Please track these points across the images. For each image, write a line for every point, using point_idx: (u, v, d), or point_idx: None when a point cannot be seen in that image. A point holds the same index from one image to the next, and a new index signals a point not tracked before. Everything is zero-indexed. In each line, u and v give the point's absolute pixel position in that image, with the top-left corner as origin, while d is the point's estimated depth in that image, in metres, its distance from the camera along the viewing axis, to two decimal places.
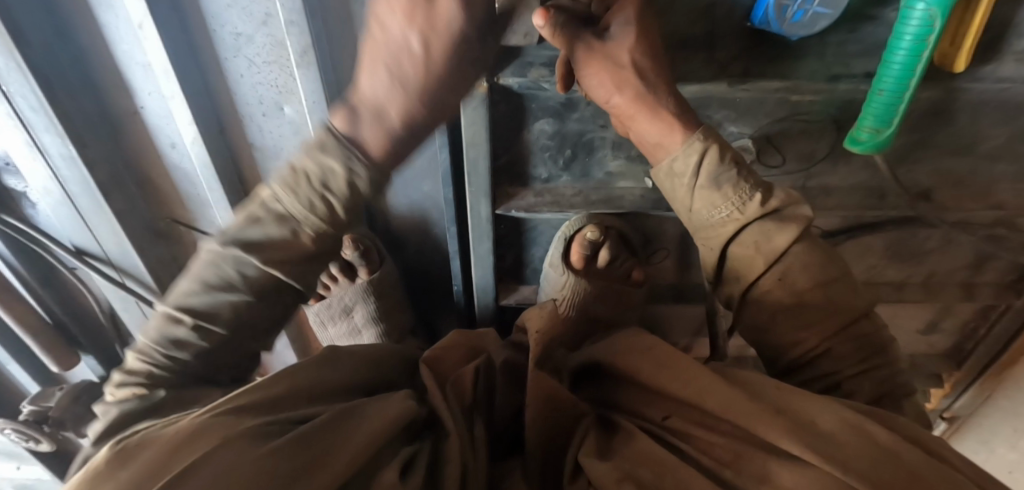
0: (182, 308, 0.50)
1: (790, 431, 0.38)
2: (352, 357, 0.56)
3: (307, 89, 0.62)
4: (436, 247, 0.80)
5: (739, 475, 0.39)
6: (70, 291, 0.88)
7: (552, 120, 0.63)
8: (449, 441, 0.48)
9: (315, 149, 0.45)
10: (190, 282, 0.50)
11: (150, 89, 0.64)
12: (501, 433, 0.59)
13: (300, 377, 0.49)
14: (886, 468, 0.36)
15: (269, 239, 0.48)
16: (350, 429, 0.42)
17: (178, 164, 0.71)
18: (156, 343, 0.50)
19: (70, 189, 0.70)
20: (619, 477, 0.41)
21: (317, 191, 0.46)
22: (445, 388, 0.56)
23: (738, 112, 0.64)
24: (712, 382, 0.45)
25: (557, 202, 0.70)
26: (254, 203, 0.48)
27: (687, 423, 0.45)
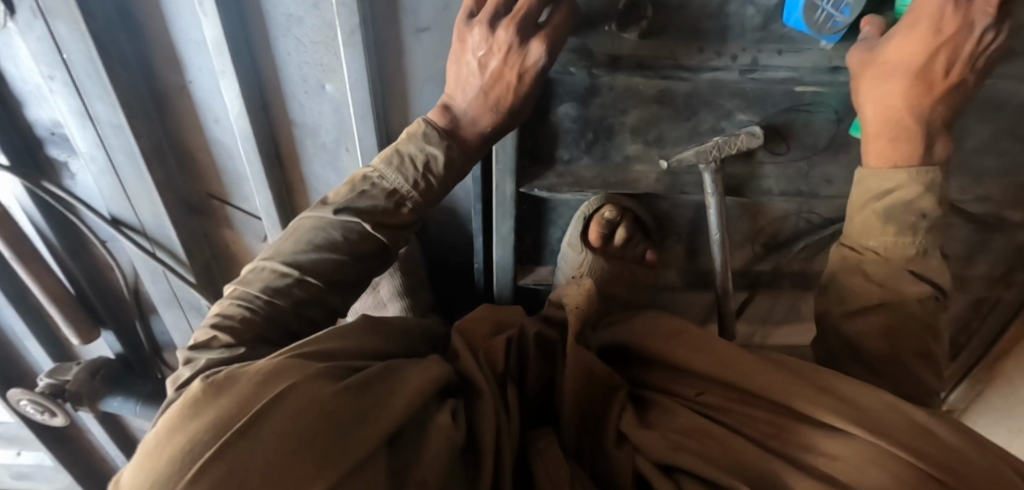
0: (286, 259, 0.57)
1: (838, 411, 0.42)
2: (388, 324, 0.59)
3: (350, 69, 0.65)
4: (459, 227, 0.83)
5: (786, 445, 0.43)
6: (97, 265, 0.90)
7: (576, 103, 0.68)
8: (483, 401, 0.51)
9: (420, 138, 0.58)
10: (301, 240, 0.58)
11: (201, 65, 0.68)
12: (530, 401, 0.60)
13: (339, 332, 0.52)
14: (917, 435, 0.40)
15: (375, 208, 0.58)
16: (395, 381, 0.46)
17: (219, 138, 0.75)
18: (260, 290, 0.56)
19: (115, 158, 0.73)
20: (672, 447, 0.45)
21: (420, 171, 0.58)
22: (482, 354, 0.58)
23: (747, 101, 0.68)
24: (754, 364, 0.48)
25: (577, 183, 0.74)
26: (358, 177, 0.60)
27: (724, 400, 0.48)
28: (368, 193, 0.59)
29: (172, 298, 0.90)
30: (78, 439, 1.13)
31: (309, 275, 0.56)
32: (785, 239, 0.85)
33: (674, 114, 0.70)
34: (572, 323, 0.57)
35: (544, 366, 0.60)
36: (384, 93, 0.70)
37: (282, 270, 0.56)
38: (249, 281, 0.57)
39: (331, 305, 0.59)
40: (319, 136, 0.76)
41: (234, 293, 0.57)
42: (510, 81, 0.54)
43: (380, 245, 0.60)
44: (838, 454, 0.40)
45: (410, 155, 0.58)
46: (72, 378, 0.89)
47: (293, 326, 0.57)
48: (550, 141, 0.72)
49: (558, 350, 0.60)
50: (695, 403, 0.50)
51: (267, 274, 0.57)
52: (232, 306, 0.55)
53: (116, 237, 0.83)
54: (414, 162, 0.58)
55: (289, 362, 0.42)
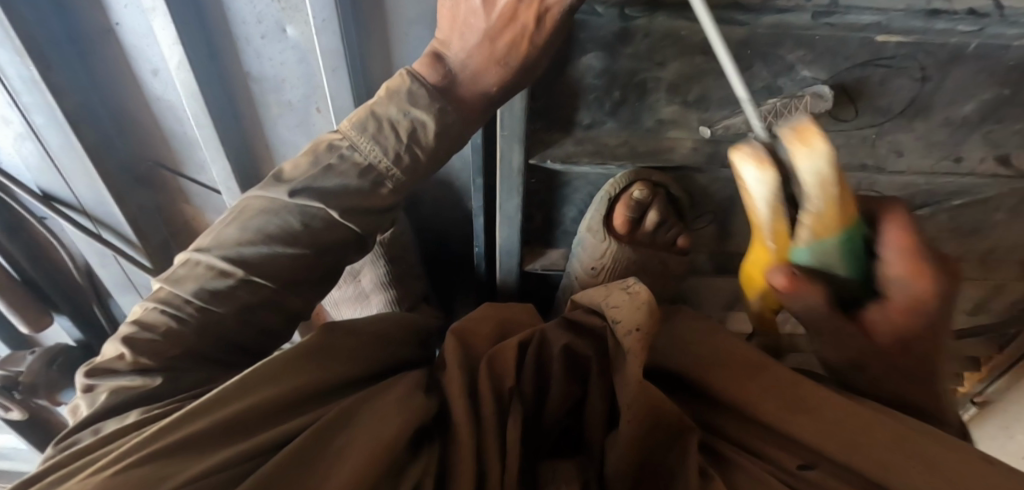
0: (225, 253, 0.45)
1: None
2: (353, 334, 0.47)
3: (314, 6, 0.50)
4: (456, 205, 0.71)
5: None
6: (39, 243, 0.79)
7: (602, 55, 0.54)
8: (461, 452, 0.40)
9: (403, 98, 0.45)
10: (247, 228, 0.46)
11: (126, 2, 0.53)
12: (548, 429, 0.47)
13: (268, 376, 0.39)
14: None
15: (347, 189, 0.46)
16: (309, 478, 0.33)
17: (162, 96, 0.62)
18: (193, 294, 0.44)
19: (35, 121, 0.60)
20: None
21: (404, 143, 0.46)
22: (486, 367, 0.45)
23: (815, 55, 0.54)
24: (879, 439, 0.35)
25: (599, 153, 0.62)
26: (323, 146, 0.47)
27: (833, 478, 0.36)
28: (335, 168, 0.46)
29: (129, 281, 0.80)
30: (50, 423, 1.06)
31: (256, 275, 0.45)
32: None
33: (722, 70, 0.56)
34: (629, 361, 0.38)
35: (570, 385, 0.47)
36: (360, 39, 0.56)
37: (221, 267, 0.45)
38: (179, 280, 0.45)
39: (296, 310, 0.48)
40: (283, 92, 0.62)
41: (158, 294, 0.45)
42: (527, 25, 0.41)
43: (350, 236, 0.48)
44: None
45: (390, 121, 0.45)
46: (24, 369, 0.80)
47: (238, 339, 0.47)
48: (567, 103, 0.59)
49: (592, 368, 0.45)
50: (790, 475, 0.38)
51: (202, 271, 0.45)
52: (155, 311, 0.44)
53: (52, 214, 0.71)
54: (395, 130, 0.45)
55: (122, 479, 0.29)
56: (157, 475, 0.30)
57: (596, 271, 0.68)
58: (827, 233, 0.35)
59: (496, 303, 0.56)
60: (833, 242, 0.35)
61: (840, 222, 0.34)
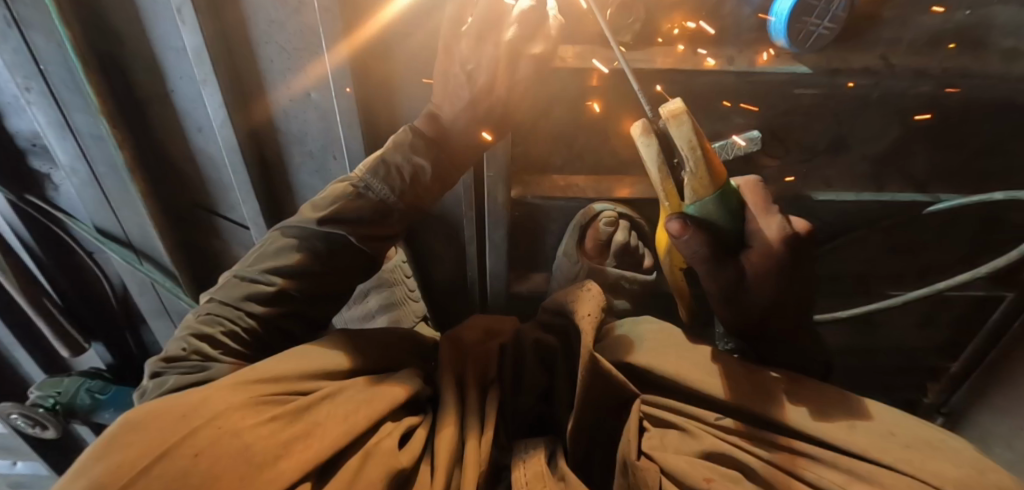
0: (266, 269, 0.54)
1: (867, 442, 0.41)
2: (364, 338, 0.57)
3: (336, 77, 0.64)
4: (451, 236, 0.82)
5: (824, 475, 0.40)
6: (84, 275, 0.89)
7: (569, 109, 0.66)
8: (446, 413, 0.48)
9: (406, 148, 0.56)
10: (284, 251, 0.55)
11: (181, 74, 0.66)
12: (522, 413, 0.54)
13: (306, 352, 0.49)
14: (954, 467, 0.39)
15: (362, 218, 0.56)
16: (344, 404, 0.43)
17: (203, 148, 0.74)
18: (241, 301, 0.53)
19: (97, 169, 0.72)
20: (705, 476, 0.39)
21: (407, 182, 0.57)
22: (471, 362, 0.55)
23: (744, 104, 0.67)
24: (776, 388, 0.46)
25: (569, 188, 0.73)
26: (340, 187, 0.56)
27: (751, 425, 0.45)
28: (360, 201, 0.56)
29: (162, 307, 0.90)
30: (71, 450, 1.12)
31: (292, 288, 0.55)
32: None
33: None
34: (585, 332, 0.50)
35: (540, 373, 0.56)
36: (371, 100, 0.69)
37: (263, 281, 0.54)
38: (228, 292, 0.54)
39: (312, 318, 0.58)
40: (306, 143, 0.74)
41: (210, 304, 0.54)
42: (501, 94, 0.54)
43: (362, 259, 0.58)
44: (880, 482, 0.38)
45: (397, 165, 0.56)
46: (63, 389, 0.89)
47: (268, 341, 0.55)
48: (544, 149, 0.71)
49: (559, 358, 0.56)
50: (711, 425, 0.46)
51: (247, 284, 0.54)
52: (206, 322, 0.52)
53: (102, 248, 0.82)
54: (401, 173, 0.56)
55: (214, 391, 0.39)
56: (236, 390, 0.40)
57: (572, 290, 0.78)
58: (706, 193, 0.42)
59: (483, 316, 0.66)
60: (711, 200, 0.42)
61: (714, 181, 0.41)
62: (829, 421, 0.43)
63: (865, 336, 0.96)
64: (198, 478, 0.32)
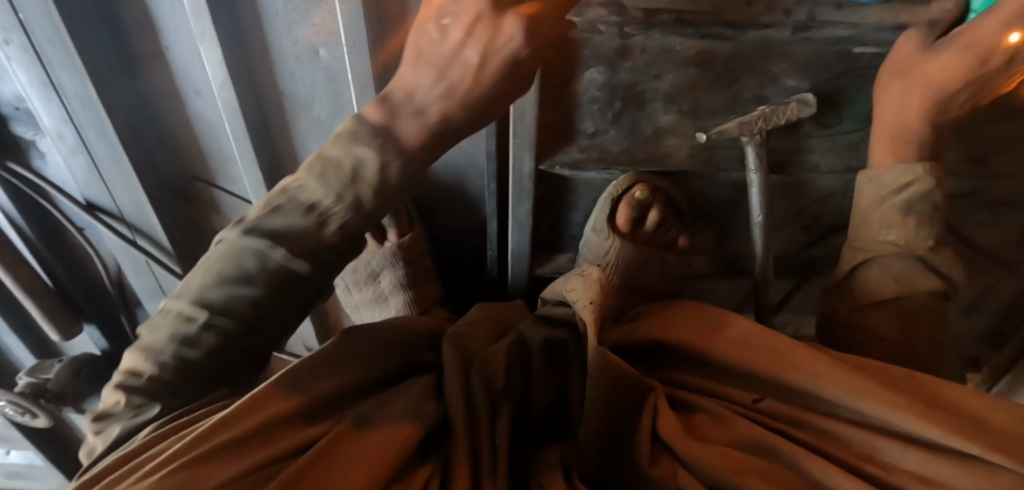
0: (203, 289, 0.49)
1: (925, 417, 0.35)
2: (368, 339, 0.52)
3: (347, 30, 0.57)
4: (469, 212, 0.76)
5: (884, 471, 0.36)
6: (76, 254, 0.84)
7: (604, 69, 0.60)
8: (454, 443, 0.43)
9: (345, 139, 0.46)
10: (213, 270, 0.48)
11: (177, 28, 0.60)
12: (537, 419, 0.50)
13: (292, 381, 0.44)
14: None
15: (292, 228, 0.47)
16: (334, 462, 0.37)
17: (202, 113, 0.68)
18: (181, 327, 0.50)
19: (86, 135, 0.65)
20: (732, 468, 0.37)
21: (347, 182, 0.46)
22: (478, 369, 0.48)
23: (797, 65, 0.61)
24: (820, 364, 0.41)
25: (603, 159, 0.67)
26: (276, 192, 0.49)
27: (790, 411, 0.42)
28: (358, 207, 0.47)
29: (159, 288, 0.84)
30: (66, 439, 1.07)
31: (233, 308, 0.49)
32: (836, 225, 0.76)
33: (714, 81, 0.62)
34: (590, 328, 0.46)
35: (552, 377, 0.51)
36: (386, 59, 0.62)
37: (202, 304, 0.49)
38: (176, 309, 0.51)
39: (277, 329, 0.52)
40: (313, 108, 0.68)
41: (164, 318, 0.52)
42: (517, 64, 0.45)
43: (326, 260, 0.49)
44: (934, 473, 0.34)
45: (335, 160, 0.47)
46: (53, 376, 0.83)
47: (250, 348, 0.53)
48: (574, 115, 0.65)
49: (569, 350, 0.52)
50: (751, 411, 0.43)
51: (183, 308, 0.50)
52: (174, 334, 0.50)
53: (93, 224, 0.76)
54: (338, 169, 0.46)
55: (175, 479, 0.34)
56: (197, 479, 0.34)
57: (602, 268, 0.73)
58: None
59: (493, 305, 0.64)
60: None
61: None
62: (879, 395, 0.38)
63: None
64: None
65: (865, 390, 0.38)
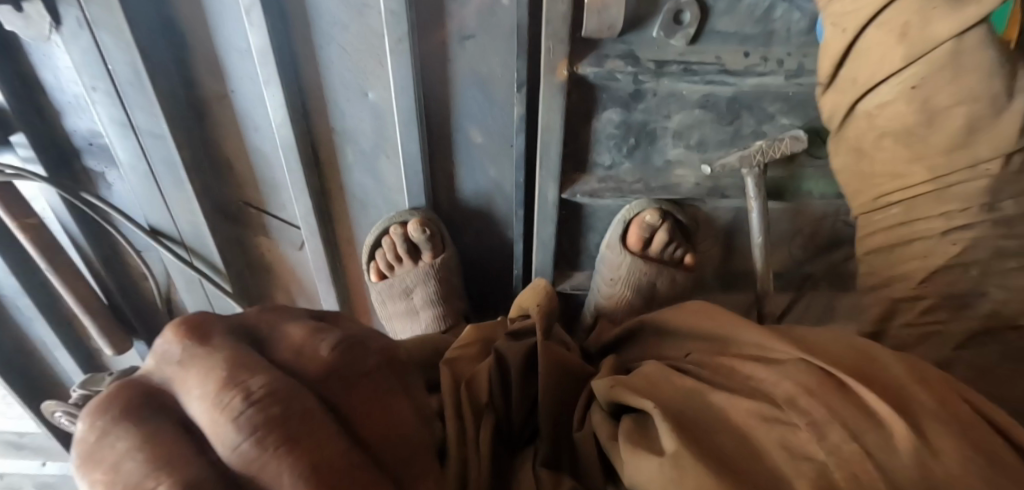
0: None
1: (821, 358, 0.33)
2: (401, 358, 0.49)
3: (396, 76, 0.65)
4: (496, 234, 0.83)
5: (735, 440, 0.31)
6: (130, 275, 0.90)
7: (619, 109, 0.69)
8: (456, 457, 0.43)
9: None
10: None
11: (243, 73, 0.68)
12: (518, 432, 0.51)
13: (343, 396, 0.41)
14: (892, 430, 0.27)
15: None
16: None
17: (259, 147, 0.75)
18: None
19: (155, 168, 0.73)
20: (612, 384, 0.40)
21: None
22: (465, 384, 0.49)
23: (790, 105, 0.69)
24: (757, 333, 0.38)
25: (619, 188, 0.75)
26: None
27: (704, 354, 0.42)
28: None
29: (206, 305, 0.91)
30: None
31: None
32: (831, 245, 0.83)
33: (717, 118, 0.71)
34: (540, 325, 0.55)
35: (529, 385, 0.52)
36: (428, 100, 0.70)
37: None
38: None
39: None
40: (359, 141, 0.75)
41: None
42: None
43: None
44: (768, 381, 0.33)
45: None
46: None
47: None
48: (594, 149, 0.72)
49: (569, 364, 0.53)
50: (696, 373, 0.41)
51: None
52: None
53: (152, 247, 0.83)
54: None
55: None
56: None
57: (613, 281, 0.80)
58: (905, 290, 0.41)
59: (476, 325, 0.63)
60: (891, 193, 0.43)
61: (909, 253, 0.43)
62: (774, 344, 0.36)
63: None
64: None
65: (753, 323, 0.39)
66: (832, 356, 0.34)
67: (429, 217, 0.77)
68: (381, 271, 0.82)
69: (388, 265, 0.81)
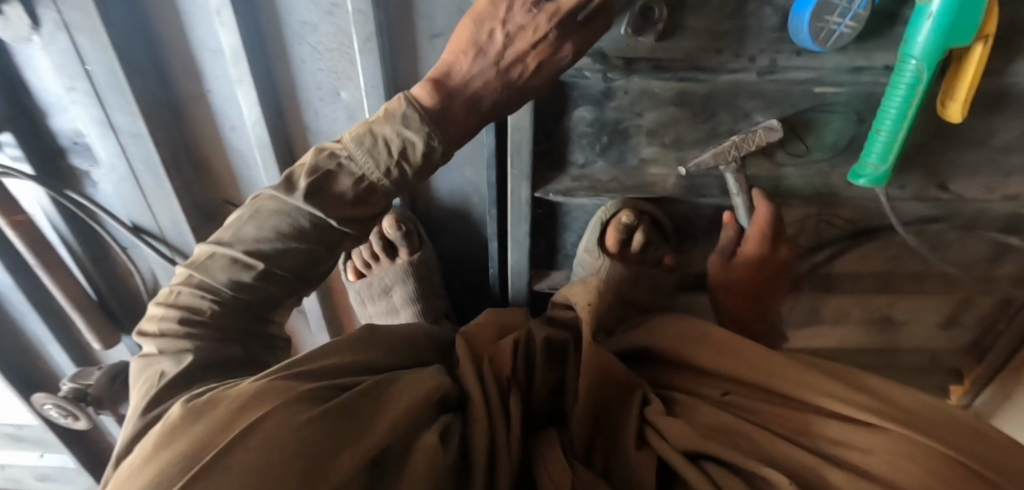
0: (247, 248, 0.55)
1: (834, 396, 0.44)
2: (386, 335, 0.62)
3: (365, 76, 0.67)
4: (473, 233, 0.83)
5: (814, 441, 0.43)
6: (118, 272, 0.92)
7: (591, 107, 0.68)
8: (480, 416, 0.51)
9: (398, 120, 0.51)
10: (266, 226, 0.55)
11: (218, 74, 0.69)
12: (539, 408, 0.60)
13: (337, 349, 0.54)
14: (965, 434, 0.41)
15: (348, 200, 0.54)
16: (387, 400, 0.45)
17: (235, 146, 0.76)
18: (223, 282, 0.55)
19: (135, 167, 0.74)
20: (700, 436, 0.46)
21: (394, 158, 0.53)
22: (488, 362, 0.59)
23: (766, 102, 0.68)
24: (784, 366, 0.49)
25: (593, 187, 0.74)
26: (323, 154, 0.54)
27: (754, 401, 0.49)
28: (399, 181, 0.54)
29: None
30: (97, 442, 1.15)
31: (275, 267, 0.56)
32: (812, 245, 0.82)
33: (692, 116, 0.69)
34: (585, 328, 0.57)
35: (551, 368, 0.62)
36: None
37: (243, 261, 0.55)
38: (204, 267, 0.55)
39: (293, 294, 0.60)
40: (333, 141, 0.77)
41: (188, 277, 0.56)
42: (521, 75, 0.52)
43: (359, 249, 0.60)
44: (875, 449, 0.40)
45: (384, 136, 0.52)
46: (94, 382, 0.91)
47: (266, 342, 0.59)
48: (568, 148, 0.72)
49: (569, 350, 0.63)
50: (721, 402, 0.51)
51: (223, 261, 0.55)
52: (281, 223, 0.54)
53: (136, 244, 0.85)
54: (387, 146, 0.52)
55: (271, 384, 0.41)
56: (281, 389, 0.40)
57: None
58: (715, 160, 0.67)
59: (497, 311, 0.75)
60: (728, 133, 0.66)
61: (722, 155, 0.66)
62: (843, 402, 0.43)
63: (885, 337, 0.94)
64: (268, 450, 0.33)
65: (816, 384, 0.46)
66: (946, 427, 0.41)
67: (405, 215, 0.78)
68: (360, 269, 0.83)
69: (366, 263, 0.82)
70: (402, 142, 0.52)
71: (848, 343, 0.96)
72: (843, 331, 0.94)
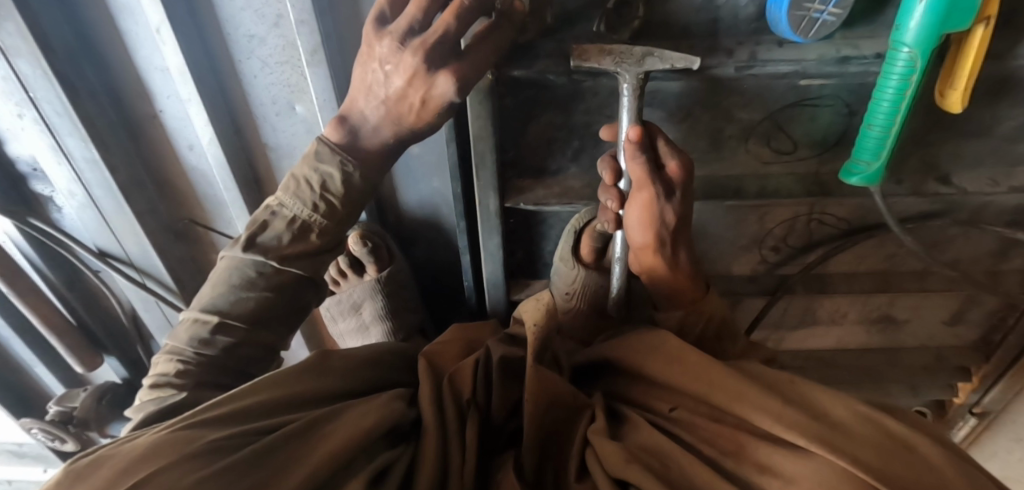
0: (207, 307, 0.60)
1: (774, 415, 0.42)
2: (344, 359, 0.61)
3: (318, 89, 0.63)
4: (446, 244, 0.80)
5: (744, 465, 0.42)
6: (95, 294, 0.92)
7: (559, 111, 0.64)
8: (426, 446, 0.52)
9: (312, 157, 0.55)
10: (221, 282, 0.60)
11: (168, 93, 0.66)
12: (498, 431, 0.60)
13: (287, 380, 0.54)
14: (900, 456, 0.38)
15: (297, 244, 0.58)
16: (314, 443, 0.45)
17: (196, 166, 0.74)
18: (188, 342, 0.60)
19: (94, 192, 0.72)
20: (627, 459, 0.44)
21: (318, 193, 0.56)
22: (448, 384, 0.58)
23: (747, 99, 0.63)
24: (723, 375, 0.47)
25: (566, 194, 0.70)
26: (263, 208, 0.59)
27: (695, 417, 0.47)
28: (332, 213, 0.57)
29: (168, 323, 0.92)
30: None
31: (230, 319, 0.59)
32: (803, 246, 0.78)
33: (668, 116, 0.65)
34: (530, 344, 0.54)
35: (510, 389, 0.61)
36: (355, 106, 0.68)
37: (205, 318, 0.60)
38: (180, 333, 0.61)
39: (265, 343, 0.63)
40: (294, 156, 0.74)
41: (169, 346, 0.62)
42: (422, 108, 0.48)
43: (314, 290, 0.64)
44: (797, 477, 0.38)
45: (305, 177, 0.56)
46: (78, 405, 0.91)
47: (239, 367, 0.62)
48: (539, 156, 0.69)
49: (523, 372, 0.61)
50: (665, 419, 0.50)
51: (193, 325, 0.61)
52: (234, 278, 0.59)
53: (106, 269, 0.84)
54: (309, 184, 0.56)
55: (175, 435, 0.42)
56: (184, 440, 0.41)
57: (570, 296, 0.75)
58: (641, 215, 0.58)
59: (466, 328, 0.73)
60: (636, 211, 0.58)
61: (638, 221, 0.58)
62: (783, 421, 0.41)
63: (885, 335, 0.90)
64: None
65: (745, 398, 0.44)
66: (879, 450, 0.39)
67: (373, 229, 0.76)
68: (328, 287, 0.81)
69: (334, 281, 0.80)
70: (321, 175, 0.55)
71: (847, 343, 0.92)
72: (841, 332, 0.90)
